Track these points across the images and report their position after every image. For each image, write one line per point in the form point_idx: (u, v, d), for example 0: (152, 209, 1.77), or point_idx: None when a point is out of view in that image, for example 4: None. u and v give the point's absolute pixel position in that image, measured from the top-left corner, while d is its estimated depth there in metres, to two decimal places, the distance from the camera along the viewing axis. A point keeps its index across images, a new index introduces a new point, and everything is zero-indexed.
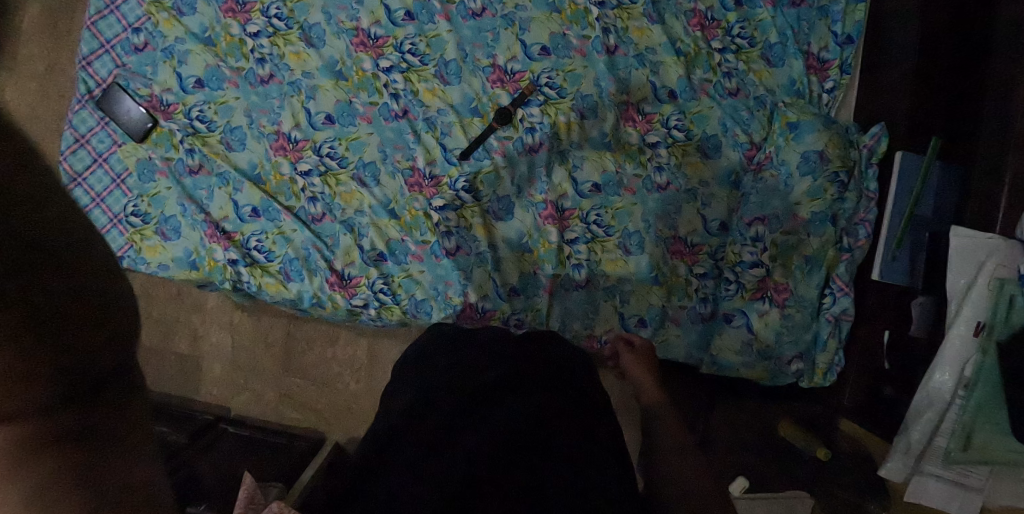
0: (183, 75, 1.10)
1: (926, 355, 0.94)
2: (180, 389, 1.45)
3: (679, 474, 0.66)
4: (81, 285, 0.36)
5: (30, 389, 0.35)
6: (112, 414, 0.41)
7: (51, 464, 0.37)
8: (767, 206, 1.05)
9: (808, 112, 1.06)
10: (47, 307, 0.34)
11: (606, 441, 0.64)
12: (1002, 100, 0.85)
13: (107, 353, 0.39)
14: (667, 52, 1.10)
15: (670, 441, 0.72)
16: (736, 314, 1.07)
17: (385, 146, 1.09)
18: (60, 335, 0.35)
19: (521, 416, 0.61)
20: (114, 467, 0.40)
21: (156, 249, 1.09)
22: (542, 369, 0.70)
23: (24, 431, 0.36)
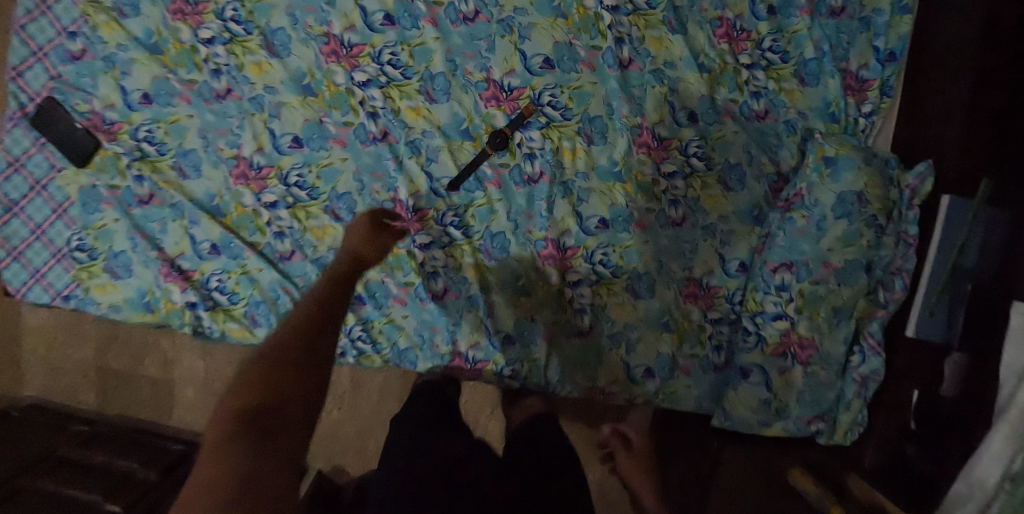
0: (127, 89, 0.95)
1: (954, 415, 0.84)
2: (153, 413, 1.37)
3: None
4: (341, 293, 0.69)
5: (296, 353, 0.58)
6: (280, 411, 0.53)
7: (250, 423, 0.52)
8: (795, 250, 0.94)
9: (848, 145, 0.93)
10: (326, 301, 0.66)
11: None
12: None
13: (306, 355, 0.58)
14: (688, 68, 0.95)
15: None
16: (754, 370, 0.97)
17: (361, 174, 0.95)
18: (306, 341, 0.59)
19: None
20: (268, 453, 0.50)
21: (107, 288, 0.97)
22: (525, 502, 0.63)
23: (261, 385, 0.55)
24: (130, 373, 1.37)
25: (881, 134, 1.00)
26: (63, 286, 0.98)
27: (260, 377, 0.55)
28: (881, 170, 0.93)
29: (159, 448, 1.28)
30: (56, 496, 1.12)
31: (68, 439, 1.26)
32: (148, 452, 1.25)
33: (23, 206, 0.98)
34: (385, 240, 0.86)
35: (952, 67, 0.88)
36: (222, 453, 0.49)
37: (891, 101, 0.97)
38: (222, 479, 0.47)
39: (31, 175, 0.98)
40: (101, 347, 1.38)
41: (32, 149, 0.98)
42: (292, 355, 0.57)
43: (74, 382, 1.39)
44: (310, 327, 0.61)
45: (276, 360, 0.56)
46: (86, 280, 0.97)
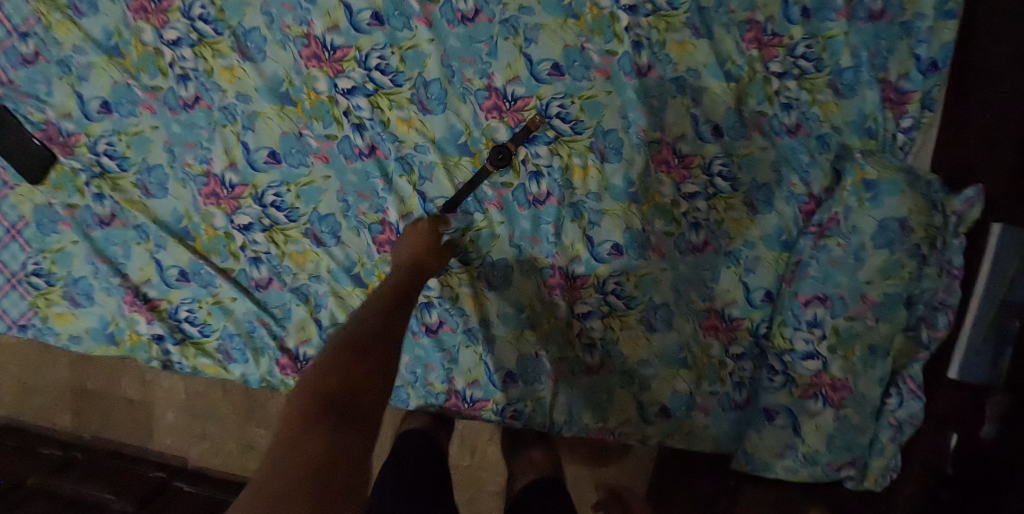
0: (85, 97, 0.85)
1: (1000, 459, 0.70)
2: (132, 436, 1.29)
3: None
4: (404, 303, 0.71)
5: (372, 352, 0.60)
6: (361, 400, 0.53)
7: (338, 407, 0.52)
8: (829, 282, 0.85)
9: (890, 166, 0.83)
10: (393, 313, 0.68)
11: None
12: None
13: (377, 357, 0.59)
14: (714, 76, 0.85)
15: None
16: (780, 412, 0.89)
17: (346, 193, 0.85)
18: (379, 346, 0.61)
19: None
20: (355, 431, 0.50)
21: (67, 317, 0.88)
22: None
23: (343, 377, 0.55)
24: (107, 394, 1.29)
25: (921, 152, 0.89)
26: (20, 313, 0.89)
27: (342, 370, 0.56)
28: (926, 194, 0.83)
29: (132, 475, 1.21)
30: None
31: (40, 466, 1.19)
32: (119, 481, 1.17)
33: None
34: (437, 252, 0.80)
35: (998, 75, 0.78)
36: (314, 427, 0.49)
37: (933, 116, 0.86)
38: (319, 446, 0.47)
39: None
40: (76, 365, 1.29)
41: None
42: (368, 346, 0.60)
43: (49, 402, 1.31)
44: (381, 333, 0.63)
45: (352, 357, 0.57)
46: (43, 308, 0.88)
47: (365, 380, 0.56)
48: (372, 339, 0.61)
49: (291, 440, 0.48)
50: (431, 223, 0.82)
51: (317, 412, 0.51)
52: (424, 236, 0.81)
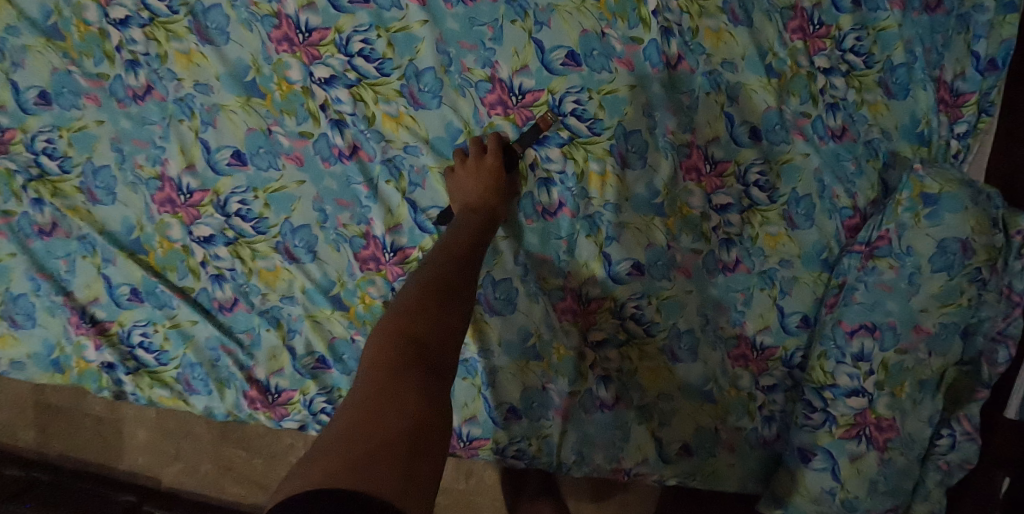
0: (19, 86, 0.73)
1: None
2: (100, 455, 1.18)
3: None
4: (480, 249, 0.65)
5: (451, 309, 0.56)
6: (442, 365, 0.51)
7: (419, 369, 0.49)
8: (878, 309, 0.73)
9: (953, 178, 0.72)
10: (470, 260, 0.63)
11: None
12: None
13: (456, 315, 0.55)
14: (753, 70, 0.74)
15: None
16: (818, 454, 0.77)
17: (324, 201, 0.73)
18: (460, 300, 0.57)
19: None
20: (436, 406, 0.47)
21: (5, 340, 0.76)
22: None
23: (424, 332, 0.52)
24: (72, 410, 1.18)
25: (975, 162, 0.78)
26: None
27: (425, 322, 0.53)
28: (989, 209, 0.71)
29: (97, 499, 1.11)
30: None
31: None
32: (82, 506, 1.07)
33: None
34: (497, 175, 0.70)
35: None
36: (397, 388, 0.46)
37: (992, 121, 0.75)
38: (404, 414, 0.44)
39: None
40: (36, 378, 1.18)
41: None
42: (450, 293, 0.57)
43: (9, 418, 1.20)
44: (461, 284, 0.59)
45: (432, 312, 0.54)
46: None
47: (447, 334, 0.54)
48: (453, 288, 0.58)
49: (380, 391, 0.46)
50: (495, 153, 0.70)
51: (404, 364, 0.49)
52: (490, 172, 0.70)
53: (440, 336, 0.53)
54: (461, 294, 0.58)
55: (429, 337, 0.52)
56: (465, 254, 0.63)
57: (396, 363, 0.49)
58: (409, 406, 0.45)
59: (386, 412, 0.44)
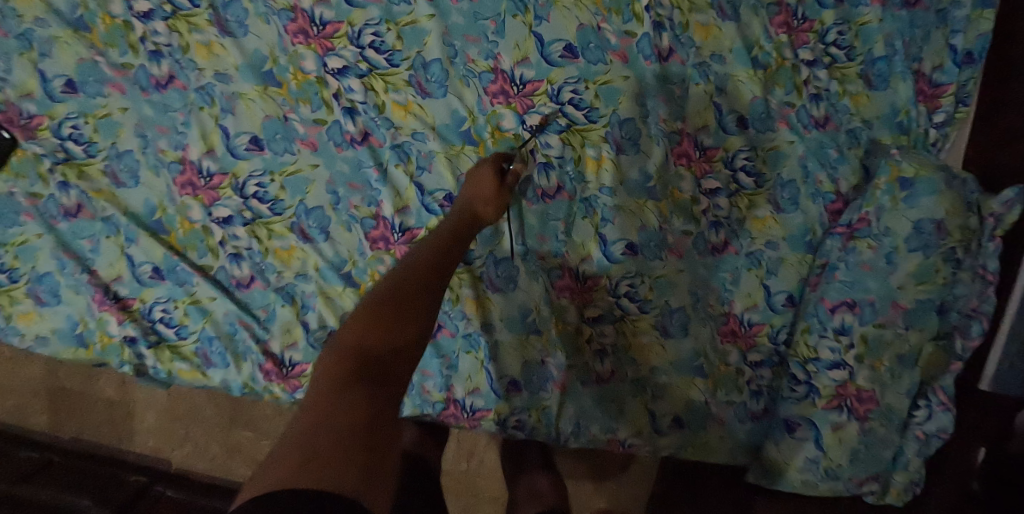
0: (47, 75, 0.77)
1: None
2: (112, 438, 1.22)
3: None
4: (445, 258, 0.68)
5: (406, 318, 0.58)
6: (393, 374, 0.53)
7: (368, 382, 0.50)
8: (858, 287, 0.78)
9: (928, 163, 0.76)
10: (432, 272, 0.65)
11: None
12: None
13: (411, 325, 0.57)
14: (741, 63, 0.78)
15: None
16: (803, 424, 0.82)
17: (336, 184, 0.78)
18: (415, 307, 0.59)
19: None
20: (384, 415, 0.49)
21: (31, 317, 0.81)
22: None
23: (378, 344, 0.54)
24: (85, 393, 1.21)
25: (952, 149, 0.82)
26: None
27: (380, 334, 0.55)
28: (963, 193, 0.75)
29: (110, 478, 1.14)
30: None
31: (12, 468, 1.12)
32: (96, 484, 1.11)
33: None
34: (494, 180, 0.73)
35: None
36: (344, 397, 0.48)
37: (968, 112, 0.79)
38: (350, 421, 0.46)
39: None
40: (51, 362, 1.21)
41: None
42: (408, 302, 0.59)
43: (23, 401, 1.23)
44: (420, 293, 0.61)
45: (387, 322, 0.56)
46: (5, 307, 0.81)
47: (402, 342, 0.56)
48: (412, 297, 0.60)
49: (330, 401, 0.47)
50: (494, 163, 0.74)
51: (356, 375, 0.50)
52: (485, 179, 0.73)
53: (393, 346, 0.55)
54: (419, 305, 0.59)
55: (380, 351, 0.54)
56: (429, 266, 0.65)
57: (344, 379, 0.50)
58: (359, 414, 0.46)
59: (339, 423, 0.45)
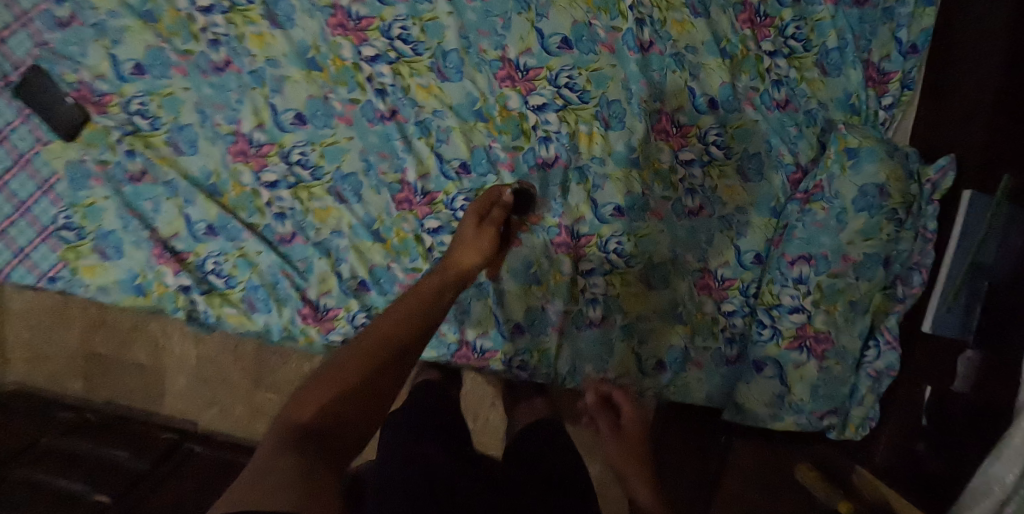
0: (118, 59, 0.89)
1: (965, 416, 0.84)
2: (142, 401, 1.32)
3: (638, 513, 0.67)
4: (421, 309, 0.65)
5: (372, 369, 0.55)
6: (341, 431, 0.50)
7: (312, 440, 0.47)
8: (814, 242, 0.91)
9: (872, 136, 0.89)
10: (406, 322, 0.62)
11: None
12: None
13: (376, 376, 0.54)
14: (710, 53, 0.91)
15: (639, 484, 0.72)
16: (768, 364, 0.94)
17: (368, 154, 0.90)
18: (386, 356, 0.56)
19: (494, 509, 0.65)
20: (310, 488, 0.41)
21: (95, 269, 0.92)
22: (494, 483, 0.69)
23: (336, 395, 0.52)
24: (117, 360, 1.31)
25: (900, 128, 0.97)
26: (49, 266, 0.93)
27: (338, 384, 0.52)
28: (903, 163, 0.89)
29: (145, 435, 1.25)
30: (36, 485, 1.08)
31: (52, 427, 1.22)
32: (134, 439, 1.21)
33: (6, 181, 0.93)
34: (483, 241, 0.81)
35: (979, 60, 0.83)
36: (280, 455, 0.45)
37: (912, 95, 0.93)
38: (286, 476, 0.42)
39: (15, 148, 0.92)
40: (86, 330, 1.31)
41: (16, 120, 0.92)
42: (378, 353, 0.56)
43: (58, 368, 1.33)
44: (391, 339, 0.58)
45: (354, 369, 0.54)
46: (73, 261, 0.92)
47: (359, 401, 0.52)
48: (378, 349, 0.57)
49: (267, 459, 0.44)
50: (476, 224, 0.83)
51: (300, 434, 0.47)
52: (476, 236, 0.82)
53: (347, 404, 0.51)
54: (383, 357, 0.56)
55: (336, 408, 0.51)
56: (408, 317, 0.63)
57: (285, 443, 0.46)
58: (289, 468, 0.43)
59: (271, 472, 0.42)
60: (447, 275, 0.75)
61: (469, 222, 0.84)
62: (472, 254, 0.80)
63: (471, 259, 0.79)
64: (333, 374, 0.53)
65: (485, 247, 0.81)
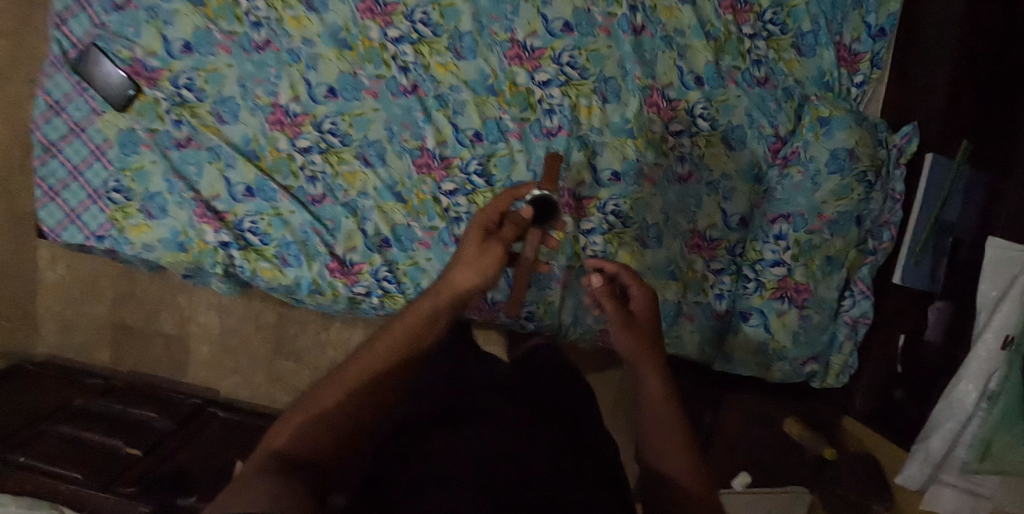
0: (168, 38, 1.00)
1: (936, 360, 0.96)
2: (167, 370, 1.40)
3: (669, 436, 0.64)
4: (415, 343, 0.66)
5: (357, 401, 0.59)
6: (322, 454, 0.54)
7: (292, 459, 0.51)
8: (791, 203, 1.01)
9: (840, 107, 1.00)
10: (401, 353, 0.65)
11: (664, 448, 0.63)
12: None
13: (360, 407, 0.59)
14: (696, 35, 1.02)
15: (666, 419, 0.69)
16: (753, 313, 1.04)
17: (391, 124, 1.01)
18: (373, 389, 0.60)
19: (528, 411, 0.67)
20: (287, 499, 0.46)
21: (141, 228, 1.01)
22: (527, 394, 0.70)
23: (320, 422, 0.56)
24: (145, 330, 1.39)
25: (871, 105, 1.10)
26: (98, 226, 1.02)
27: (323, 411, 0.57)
28: (871, 132, 1.01)
29: (170, 400, 1.32)
30: (75, 440, 1.16)
31: (83, 390, 1.29)
32: (160, 403, 1.28)
33: (62, 147, 1.02)
34: (490, 260, 0.73)
35: (935, 44, 0.98)
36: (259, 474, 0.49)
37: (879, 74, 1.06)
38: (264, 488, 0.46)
39: (72, 117, 1.02)
40: (117, 302, 1.39)
41: (73, 93, 1.02)
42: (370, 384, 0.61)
43: (89, 338, 1.41)
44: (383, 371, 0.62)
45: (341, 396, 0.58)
46: (120, 221, 1.01)
47: (342, 429, 0.56)
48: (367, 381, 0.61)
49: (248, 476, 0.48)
50: (490, 239, 0.74)
51: (282, 455, 0.52)
52: (487, 253, 0.73)
53: (330, 432, 0.56)
54: (370, 392, 0.60)
55: (318, 434, 0.55)
56: (403, 346, 0.65)
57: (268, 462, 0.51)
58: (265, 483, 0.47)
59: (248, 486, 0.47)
60: (437, 297, 0.70)
61: (473, 237, 0.74)
62: (469, 274, 0.71)
63: (467, 279, 0.71)
64: (309, 408, 0.57)
65: (489, 269, 0.72)
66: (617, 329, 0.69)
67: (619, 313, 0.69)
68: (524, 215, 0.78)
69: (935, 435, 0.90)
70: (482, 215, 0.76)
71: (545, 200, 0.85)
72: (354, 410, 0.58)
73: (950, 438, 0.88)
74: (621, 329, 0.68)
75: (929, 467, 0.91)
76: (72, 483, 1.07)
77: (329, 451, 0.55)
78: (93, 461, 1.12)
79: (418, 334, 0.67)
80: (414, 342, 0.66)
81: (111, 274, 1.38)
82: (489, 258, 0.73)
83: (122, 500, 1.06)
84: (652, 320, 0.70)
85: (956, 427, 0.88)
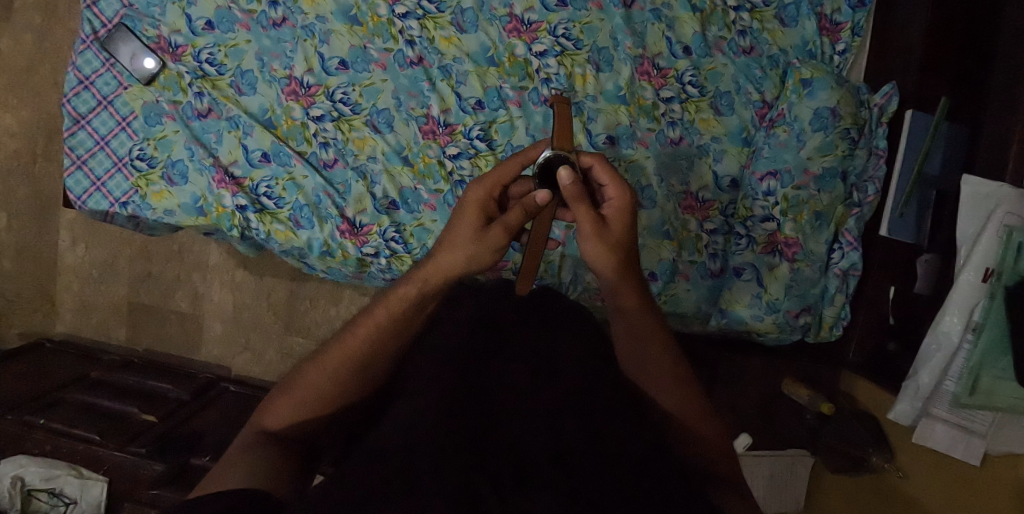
0: (191, 17, 1.08)
1: (926, 310, 0.99)
2: (180, 349, 1.45)
3: (649, 363, 0.71)
4: (405, 319, 0.71)
5: (333, 385, 0.69)
6: (312, 428, 0.69)
7: (284, 438, 0.67)
8: (778, 160, 1.06)
9: (821, 68, 1.06)
10: (389, 324, 0.70)
11: (653, 374, 0.71)
12: (1007, 74, 0.89)
13: (336, 392, 0.69)
14: (682, 8, 1.08)
15: (660, 346, 0.72)
16: (746, 268, 1.10)
17: (399, 93, 1.08)
18: (343, 373, 0.69)
19: (526, 307, 0.72)
20: (280, 475, 0.62)
21: (162, 195, 1.07)
22: (530, 302, 0.74)
23: (298, 403, 0.69)
24: (160, 309, 1.45)
25: (853, 72, 1.16)
26: (122, 193, 1.08)
27: (305, 393, 0.69)
28: (853, 93, 1.06)
29: (184, 375, 1.35)
30: (92, 408, 1.19)
31: (99, 365, 1.33)
32: (174, 377, 1.32)
33: (89, 119, 1.09)
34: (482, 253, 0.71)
35: (914, 8, 1.04)
36: (257, 451, 0.65)
37: (861, 41, 1.11)
38: (261, 461, 0.63)
39: (100, 91, 1.09)
40: (133, 283, 1.44)
41: (102, 68, 1.09)
42: (364, 362, 0.69)
43: (105, 317, 1.46)
44: (373, 334, 0.70)
45: (330, 365, 0.69)
46: (144, 188, 1.07)
47: (324, 405, 0.69)
48: (348, 358, 0.69)
49: (248, 451, 0.65)
50: (489, 228, 0.70)
51: (279, 438, 0.67)
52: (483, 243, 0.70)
53: (314, 415, 0.69)
54: (345, 375, 0.69)
55: (306, 420, 0.69)
56: (401, 312, 0.71)
57: (263, 440, 0.67)
58: (261, 457, 0.63)
59: (243, 461, 0.63)
60: (427, 284, 0.71)
61: (471, 219, 0.70)
62: (457, 259, 0.71)
63: (458, 262, 0.71)
64: (295, 393, 0.69)
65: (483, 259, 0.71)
66: (589, 239, 0.67)
67: (592, 221, 0.67)
68: (539, 199, 0.68)
69: (925, 369, 0.93)
70: (478, 193, 0.70)
71: (558, 164, 0.70)
72: (332, 386, 0.69)
73: (939, 372, 0.92)
74: (595, 240, 0.67)
75: (920, 402, 0.94)
76: (88, 443, 1.10)
77: (315, 426, 0.69)
78: (109, 426, 1.15)
79: (409, 306, 0.71)
80: (404, 318, 0.71)
81: (128, 255, 1.44)
82: (489, 252, 0.71)
83: (138, 460, 1.08)
84: (628, 224, 0.69)
85: (945, 361, 0.91)
